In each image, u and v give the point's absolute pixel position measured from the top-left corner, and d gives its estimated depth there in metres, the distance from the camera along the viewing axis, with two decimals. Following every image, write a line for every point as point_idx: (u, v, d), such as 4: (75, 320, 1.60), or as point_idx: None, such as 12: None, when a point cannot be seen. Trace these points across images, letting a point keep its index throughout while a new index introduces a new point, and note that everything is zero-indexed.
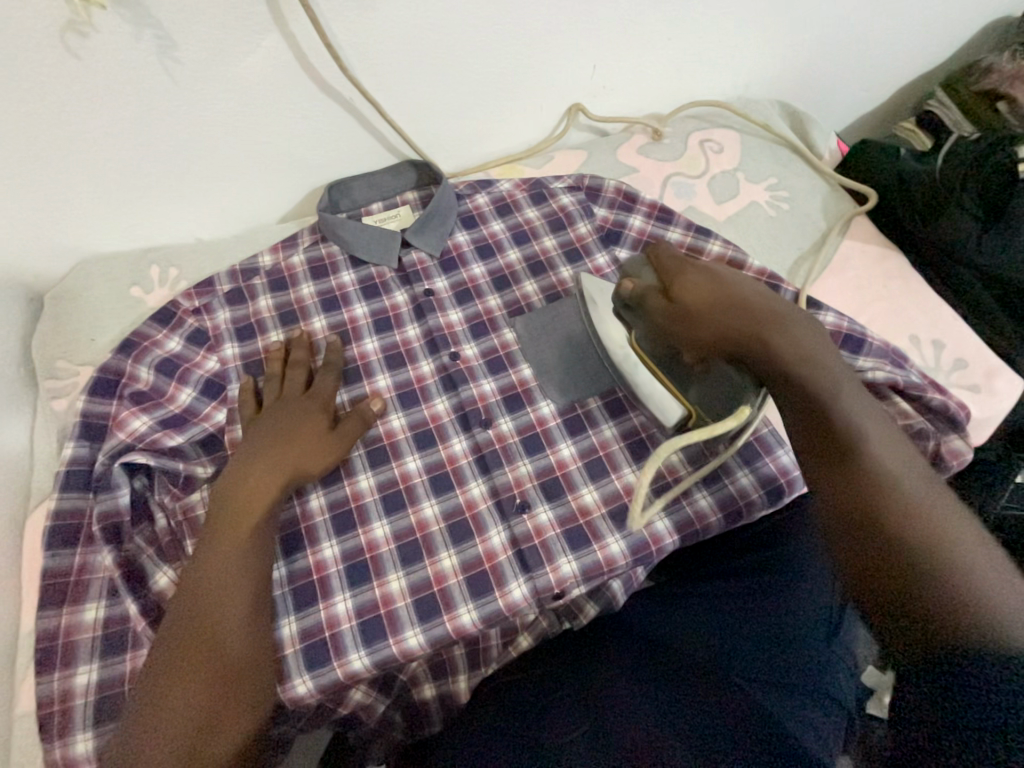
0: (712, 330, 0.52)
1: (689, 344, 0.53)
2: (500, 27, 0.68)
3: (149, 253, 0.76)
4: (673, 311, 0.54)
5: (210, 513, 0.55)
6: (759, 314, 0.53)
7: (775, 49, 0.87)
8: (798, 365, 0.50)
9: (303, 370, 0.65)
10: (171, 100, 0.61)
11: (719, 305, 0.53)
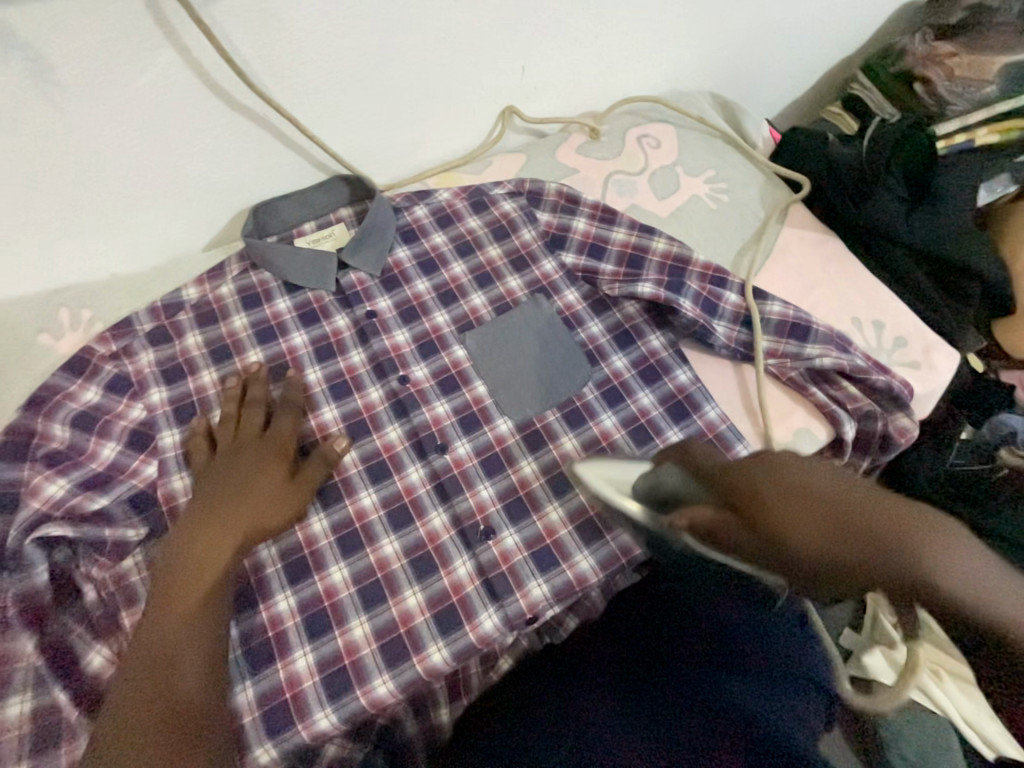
0: (819, 563, 0.41)
1: (797, 578, 0.42)
2: (419, 32, 0.65)
3: (54, 295, 0.68)
4: (762, 552, 0.42)
5: (157, 571, 0.50)
6: (882, 531, 0.40)
7: (702, 41, 0.87)
8: (953, 589, 0.37)
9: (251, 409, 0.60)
10: (56, 126, 0.55)
11: (813, 530, 0.41)
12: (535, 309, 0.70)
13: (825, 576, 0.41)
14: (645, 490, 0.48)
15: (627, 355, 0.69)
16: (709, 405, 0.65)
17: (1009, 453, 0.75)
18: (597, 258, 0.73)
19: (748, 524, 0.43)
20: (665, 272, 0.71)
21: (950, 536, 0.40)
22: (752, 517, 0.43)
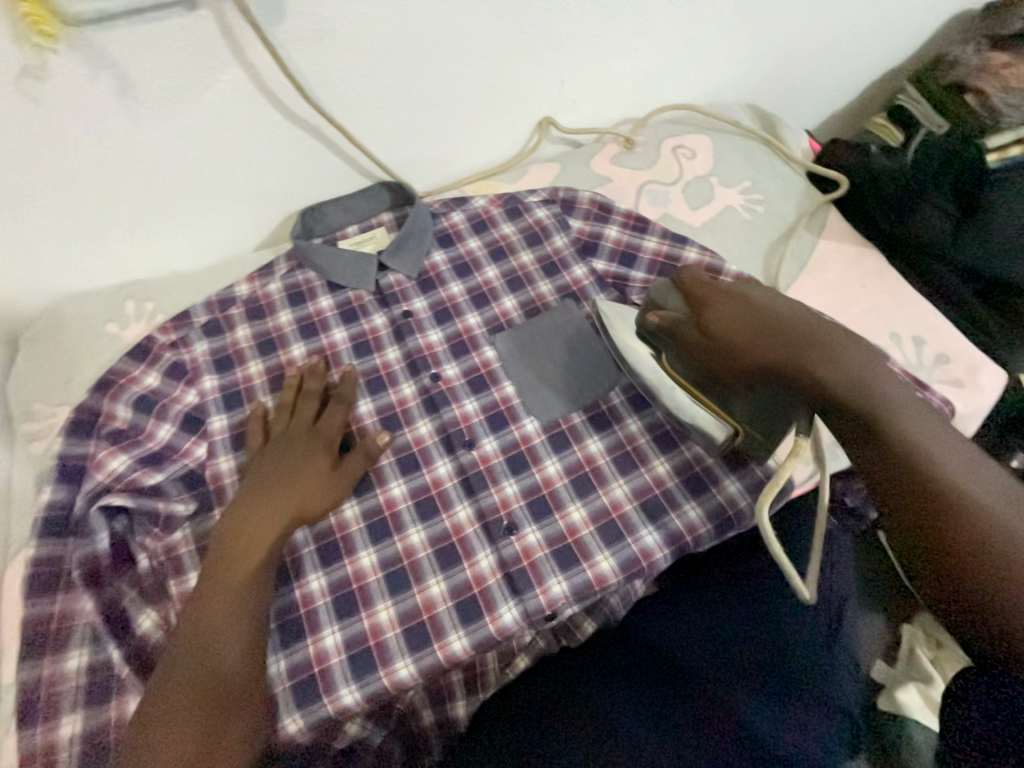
0: (751, 354, 0.52)
1: (712, 360, 0.54)
2: (463, 47, 0.68)
3: (123, 288, 0.75)
4: (706, 342, 0.54)
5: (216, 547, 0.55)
6: (805, 336, 0.51)
7: (741, 54, 0.88)
8: (826, 367, 0.48)
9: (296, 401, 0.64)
10: (135, 136, 0.61)
11: (744, 326, 0.53)
12: (565, 313, 0.72)
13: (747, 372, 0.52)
14: (640, 312, 0.61)
15: None
16: None
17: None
18: (628, 265, 0.75)
19: (700, 325, 0.55)
20: None
21: (851, 346, 0.49)
22: (705, 315, 0.56)
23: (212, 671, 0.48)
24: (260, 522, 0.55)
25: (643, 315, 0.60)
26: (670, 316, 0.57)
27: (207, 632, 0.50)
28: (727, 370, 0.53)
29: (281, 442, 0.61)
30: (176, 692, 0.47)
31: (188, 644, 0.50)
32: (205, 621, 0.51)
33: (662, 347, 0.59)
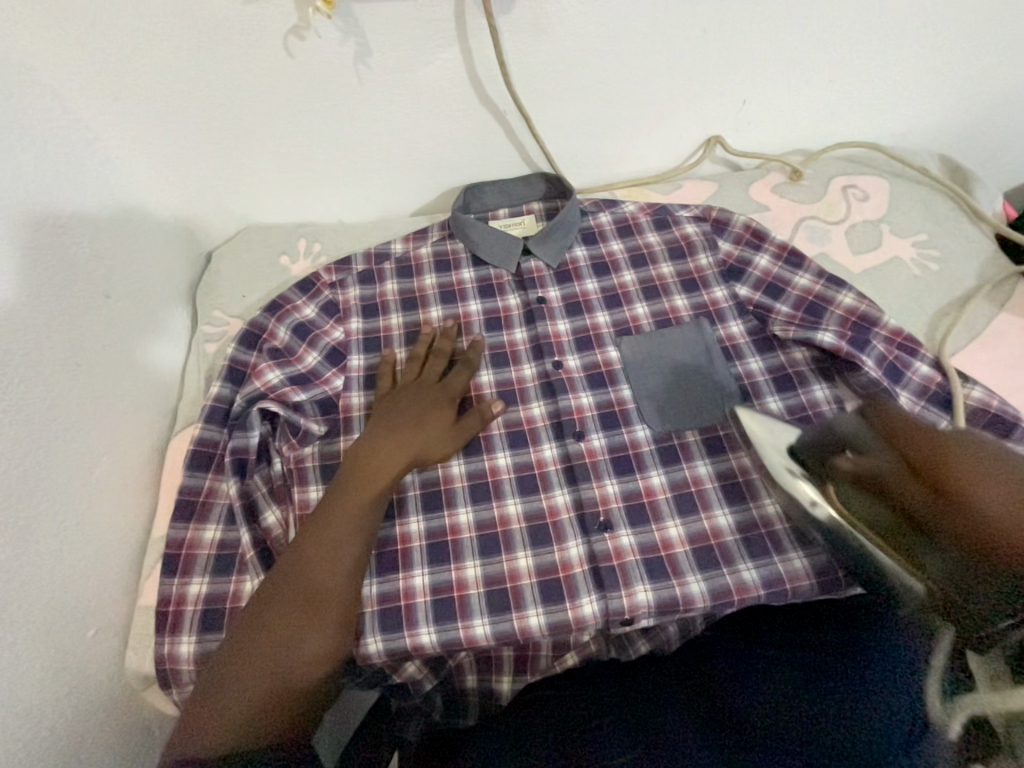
0: (985, 517, 0.38)
1: (918, 514, 0.42)
2: (660, 56, 0.70)
3: (300, 228, 0.85)
4: (918, 492, 0.43)
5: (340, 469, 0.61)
6: None
7: (945, 100, 0.81)
8: None
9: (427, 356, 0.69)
10: (356, 97, 0.69)
11: (979, 482, 0.41)
12: (697, 331, 0.71)
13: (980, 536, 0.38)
14: (813, 438, 0.52)
15: (784, 400, 0.66)
16: None
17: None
18: (773, 297, 0.72)
19: (911, 473, 0.44)
20: (847, 326, 0.68)
21: None
22: (919, 460, 0.44)
23: (320, 578, 0.54)
24: (382, 457, 0.60)
25: (828, 457, 0.50)
26: (871, 462, 0.47)
27: (322, 543, 0.56)
28: (944, 520, 0.40)
29: (409, 389, 0.66)
30: (292, 578, 0.54)
31: (308, 546, 0.56)
32: (322, 532, 0.56)
33: (834, 478, 0.49)
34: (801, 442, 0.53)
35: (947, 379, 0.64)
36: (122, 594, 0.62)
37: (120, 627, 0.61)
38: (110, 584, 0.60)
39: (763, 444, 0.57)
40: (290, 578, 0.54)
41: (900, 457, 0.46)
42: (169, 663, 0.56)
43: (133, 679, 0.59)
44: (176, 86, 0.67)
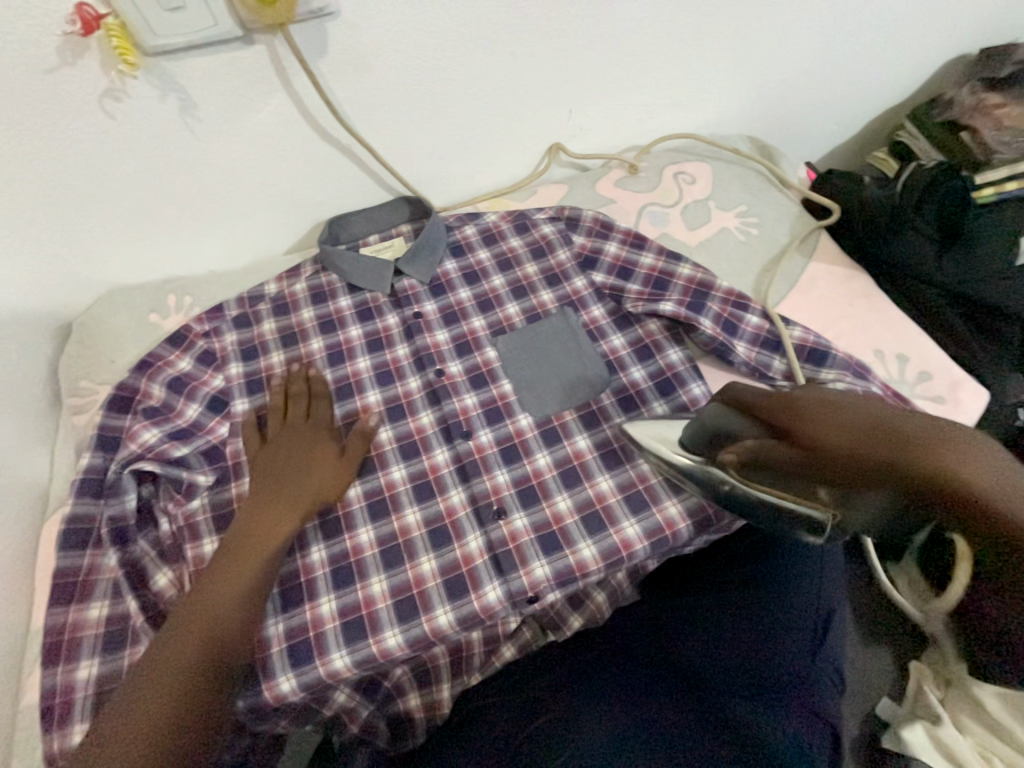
0: (852, 463, 0.46)
1: (795, 471, 0.49)
2: (482, 81, 0.76)
3: (167, 283, 0.83)
4: (783, 450, 0.50)
5: (222, 542, 0.57)
6: (931, 439, 0.44)
7: (744, 88, 0.93)
8: (975, 487, 0.42)
9: (303, 401, 0.69)
10: (191, 148, 0.69)
11: (825, 426, 0.48)
12: (563, 320, 0.77)
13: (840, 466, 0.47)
14: (696, 433, 0.59)
15: (645, 367, 0.74)
16: None
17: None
18: (625, 278, 0.79)
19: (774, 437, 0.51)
20: (688, 294, 0.76)
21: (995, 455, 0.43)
22: (786, 430, 0.51)
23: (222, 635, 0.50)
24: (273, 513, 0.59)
25: (716, 448, 0.56)
26: (748, 445, 0.53)
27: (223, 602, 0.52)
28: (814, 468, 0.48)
29: (289, 438, 0.66)
30: (187, 641, 0.49)
31: (209, 601, 0.52)
32: (210, 603, 0.52)
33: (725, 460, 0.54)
34: (689, 432, 0.60)
35: (773, 323, 0.73)
36: (3, 697, 0.57)
37: (5, 735, 0.56)
38: None
39: (660, 449, 0.62)
40: (186, 644, 0.48)
41: (767, 429, 0.53)
42: (61, 759, 0.53)
43: None
44: None
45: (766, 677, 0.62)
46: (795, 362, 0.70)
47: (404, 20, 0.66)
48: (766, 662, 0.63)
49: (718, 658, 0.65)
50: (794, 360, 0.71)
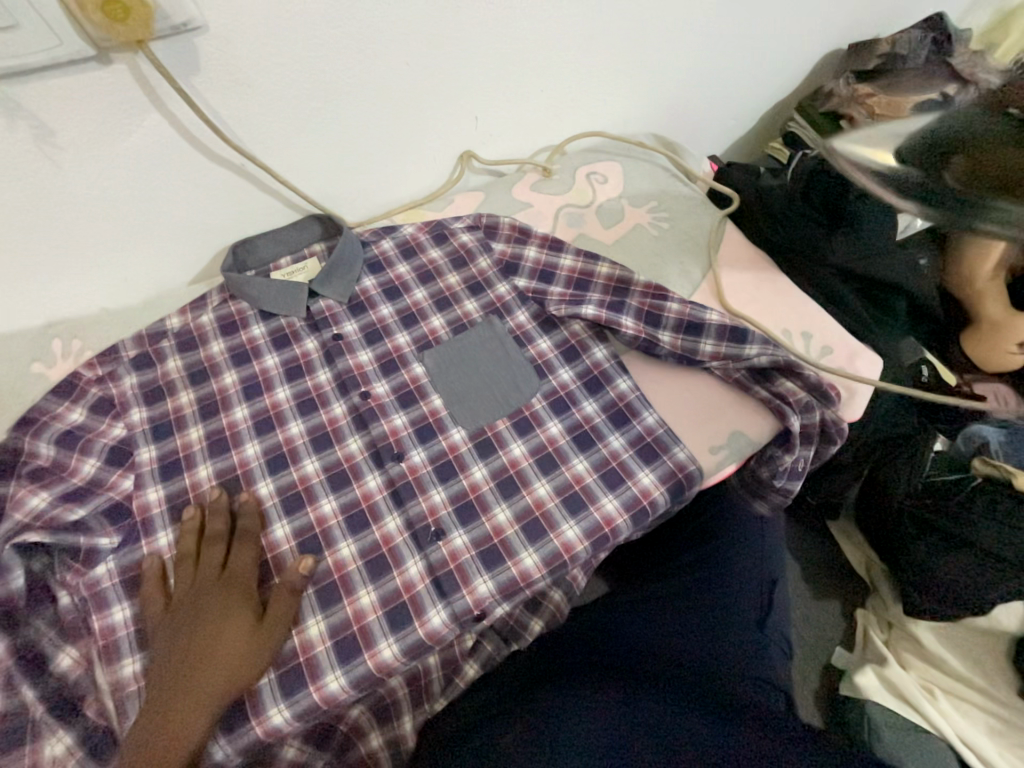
0: None
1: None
2: (380, 93, 0.74)
3: (50, 328, 0.75)
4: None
5: (134, 728, 0.50)
6: None
7: (643, 88, 0.97)
8: None
9: (221, 545, 0.59)
10: (57, 180, 0.63)
11: None
12: (489, 329, 0.76)
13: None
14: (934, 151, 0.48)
15: (573, 367, 0.74)
16: (648, 411, 0.70)
17: (981, 461, 0.80)
18: (546, 281, 0.80)
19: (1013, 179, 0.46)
20: (608, 293, 0.77)
21: None
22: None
23: None
24: (180, 713, 0.49)
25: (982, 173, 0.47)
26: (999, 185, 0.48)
27: None
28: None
29: (195, 606, 0.55)
30: None
31: None
32: None
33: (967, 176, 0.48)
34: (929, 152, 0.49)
35: (693, 307, 0.73)
36: None
37: None
38: None
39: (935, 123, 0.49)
40: None
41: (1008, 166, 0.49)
42: None
43: None
44: None
45: (724, 656, 0.65)
46: (717, 342, 0.72)
47: (285, 36, 0.63)
48: (724, 642, 0.66)
49: (682, 634, 0.67)
50: (716, 341, 0.73)
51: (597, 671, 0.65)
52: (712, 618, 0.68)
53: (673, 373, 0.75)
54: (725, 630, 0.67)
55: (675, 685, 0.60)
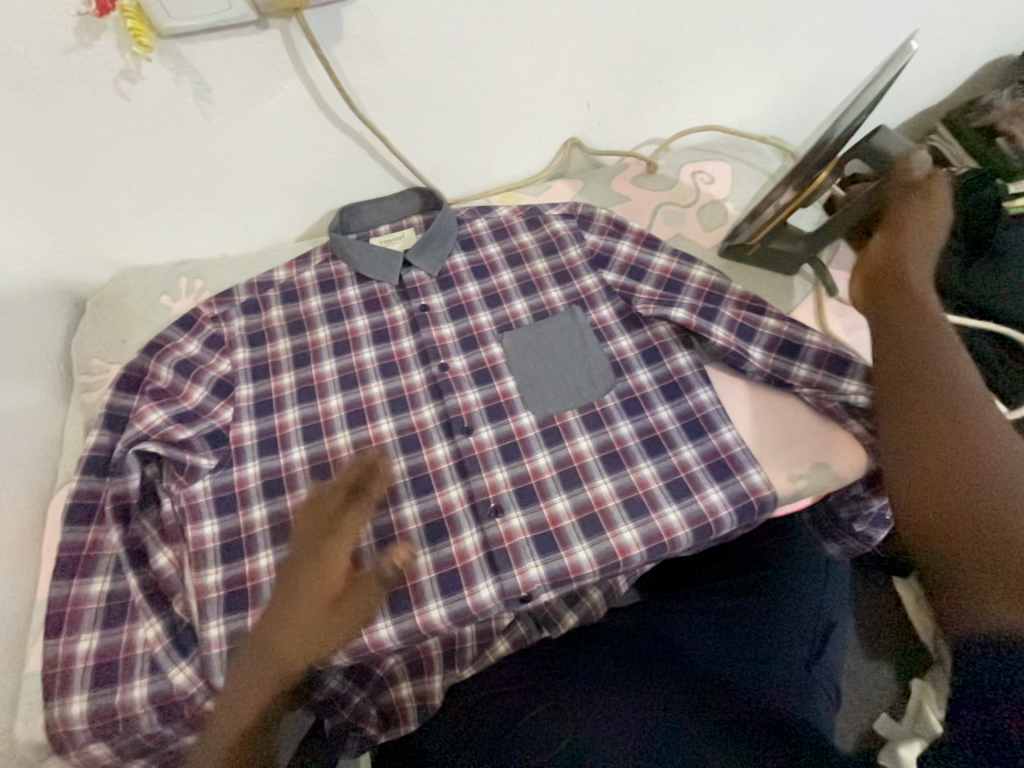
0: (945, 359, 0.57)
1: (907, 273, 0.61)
2: (499, 74, 0.75)
3: (180, 266, 0.84)
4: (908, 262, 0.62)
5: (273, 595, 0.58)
6: (934, 438, 0.55)
7: (770, 85, 0.90)
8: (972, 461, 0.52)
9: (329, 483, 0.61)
10: (206, 134, 0.70)
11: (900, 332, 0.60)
12: (570, 319, 0.76)
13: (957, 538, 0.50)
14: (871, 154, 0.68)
15: (651, 369, 0.72)
16: (726, 426, 0.67)
17: None
18: (636, 279, 0.77)
19: (888, 230, 0.65)
20: (701, 298, 0.74)
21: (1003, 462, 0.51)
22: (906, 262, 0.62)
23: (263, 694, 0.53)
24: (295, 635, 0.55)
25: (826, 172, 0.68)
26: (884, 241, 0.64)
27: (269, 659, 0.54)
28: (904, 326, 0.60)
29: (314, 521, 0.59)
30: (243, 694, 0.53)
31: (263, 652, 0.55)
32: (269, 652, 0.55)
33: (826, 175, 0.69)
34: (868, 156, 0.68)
35: (793, 325, 0.69)
36: (8, 661, 0.59)
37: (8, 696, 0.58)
38: None
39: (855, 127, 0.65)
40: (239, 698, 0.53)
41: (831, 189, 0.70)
42: (61, 725, 0.55)
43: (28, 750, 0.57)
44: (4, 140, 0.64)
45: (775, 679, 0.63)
46: (815, 368, 0.68)
47: (422, 12, 0.65)
48: (775, 667, 0.64)
49: (733, 655, 0.66)
50: (815, 367, 0.68)
51: (634, 683, 0.65)
52: (766, 646, 0.66)
53: (759, 392, 0.71)
54: (768, 659, 0.65)
55: (718, 716, 0.60)
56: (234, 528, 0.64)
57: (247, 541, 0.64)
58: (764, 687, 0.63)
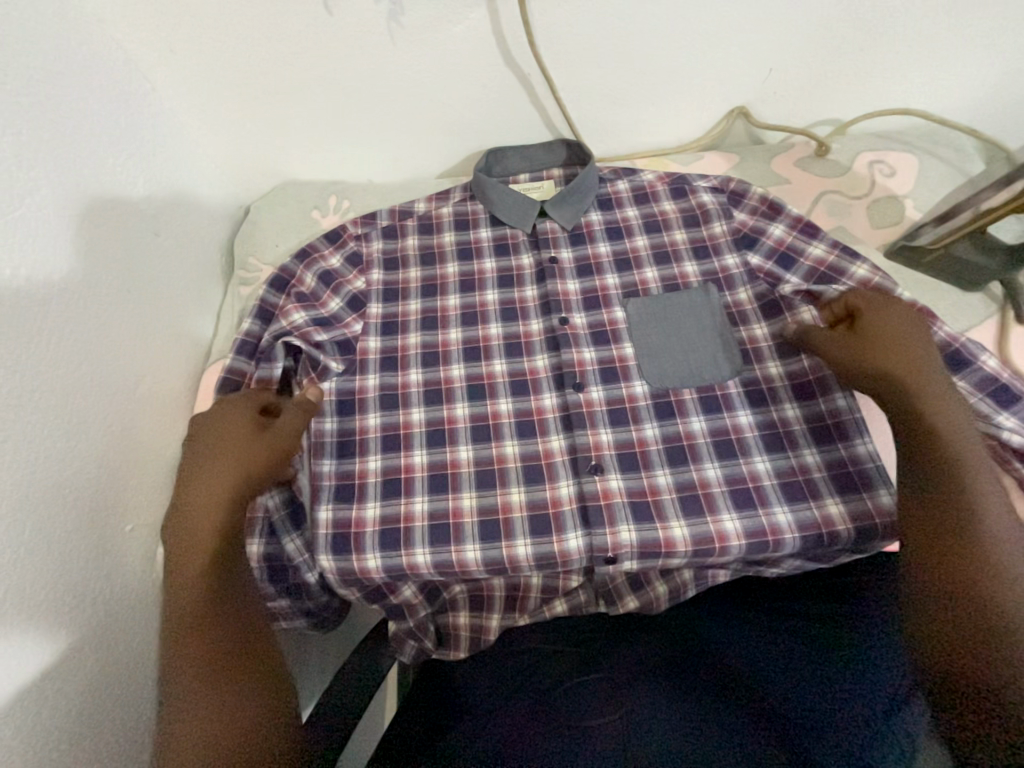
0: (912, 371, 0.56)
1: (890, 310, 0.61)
2: (681, 24, 0.72)
3: (331, 186, 0.89)
4: (929, 383, 0.55)
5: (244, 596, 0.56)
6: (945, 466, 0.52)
7: (994, 70, 0.78)
8: (962, 473, 0.51)
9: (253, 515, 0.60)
10: (389, 57, 0.74)
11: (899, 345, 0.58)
12: (703, 297, 0.72)
13: (957, 653, 0.46)
14: None
15: (784, 364, 0.67)
16: (862, 440, 0.62)
17: None
18: (784, 266, 0.72)
19: (856, 340, 0.60)
20: None
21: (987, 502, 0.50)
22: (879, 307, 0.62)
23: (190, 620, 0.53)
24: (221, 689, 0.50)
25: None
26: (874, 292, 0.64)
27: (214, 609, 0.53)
28: (943, 463, 0.52)
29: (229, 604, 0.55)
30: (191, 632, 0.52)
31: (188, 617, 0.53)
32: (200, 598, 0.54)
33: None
34: None
35: (970, 343, 0.61)
36: (158, 497, 0.70)
37: (154, 525, 0.69)
38: (148, 488, 0.68)
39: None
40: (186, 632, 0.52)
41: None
42: None
43: (164, 573, 0.67)
44: (224, 42, 0.72)
45: (807, 695, 0.55)
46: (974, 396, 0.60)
47: None
48: (812, 680, 0.56)
49: (767, 660, 0.59)
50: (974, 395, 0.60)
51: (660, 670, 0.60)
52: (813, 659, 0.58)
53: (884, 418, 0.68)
54: (807, 672, 0.57)
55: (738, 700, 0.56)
56: (350, 429, 0.70)
57: (360, 443, 0.69)
58: (799, 693, 0.55)
